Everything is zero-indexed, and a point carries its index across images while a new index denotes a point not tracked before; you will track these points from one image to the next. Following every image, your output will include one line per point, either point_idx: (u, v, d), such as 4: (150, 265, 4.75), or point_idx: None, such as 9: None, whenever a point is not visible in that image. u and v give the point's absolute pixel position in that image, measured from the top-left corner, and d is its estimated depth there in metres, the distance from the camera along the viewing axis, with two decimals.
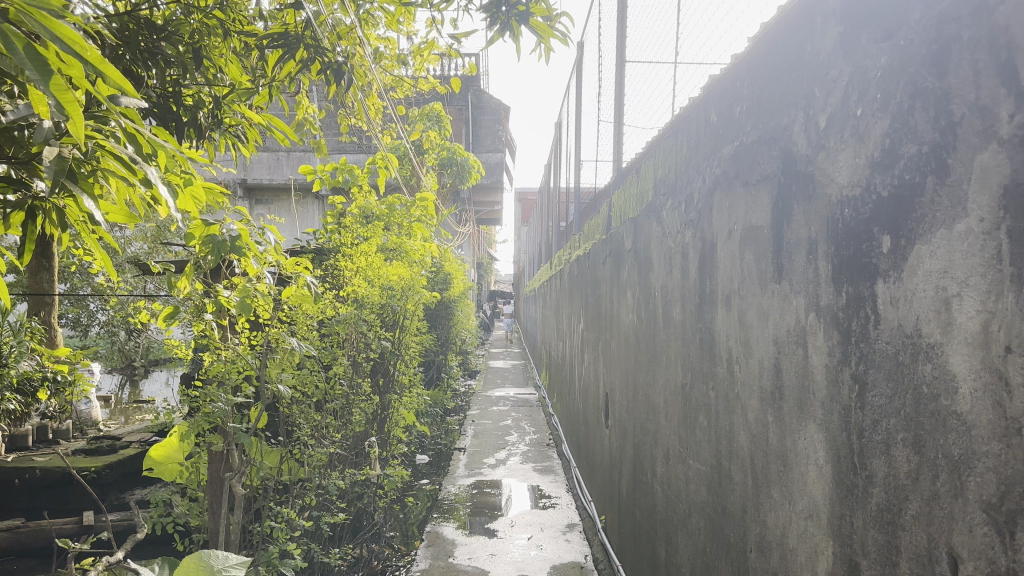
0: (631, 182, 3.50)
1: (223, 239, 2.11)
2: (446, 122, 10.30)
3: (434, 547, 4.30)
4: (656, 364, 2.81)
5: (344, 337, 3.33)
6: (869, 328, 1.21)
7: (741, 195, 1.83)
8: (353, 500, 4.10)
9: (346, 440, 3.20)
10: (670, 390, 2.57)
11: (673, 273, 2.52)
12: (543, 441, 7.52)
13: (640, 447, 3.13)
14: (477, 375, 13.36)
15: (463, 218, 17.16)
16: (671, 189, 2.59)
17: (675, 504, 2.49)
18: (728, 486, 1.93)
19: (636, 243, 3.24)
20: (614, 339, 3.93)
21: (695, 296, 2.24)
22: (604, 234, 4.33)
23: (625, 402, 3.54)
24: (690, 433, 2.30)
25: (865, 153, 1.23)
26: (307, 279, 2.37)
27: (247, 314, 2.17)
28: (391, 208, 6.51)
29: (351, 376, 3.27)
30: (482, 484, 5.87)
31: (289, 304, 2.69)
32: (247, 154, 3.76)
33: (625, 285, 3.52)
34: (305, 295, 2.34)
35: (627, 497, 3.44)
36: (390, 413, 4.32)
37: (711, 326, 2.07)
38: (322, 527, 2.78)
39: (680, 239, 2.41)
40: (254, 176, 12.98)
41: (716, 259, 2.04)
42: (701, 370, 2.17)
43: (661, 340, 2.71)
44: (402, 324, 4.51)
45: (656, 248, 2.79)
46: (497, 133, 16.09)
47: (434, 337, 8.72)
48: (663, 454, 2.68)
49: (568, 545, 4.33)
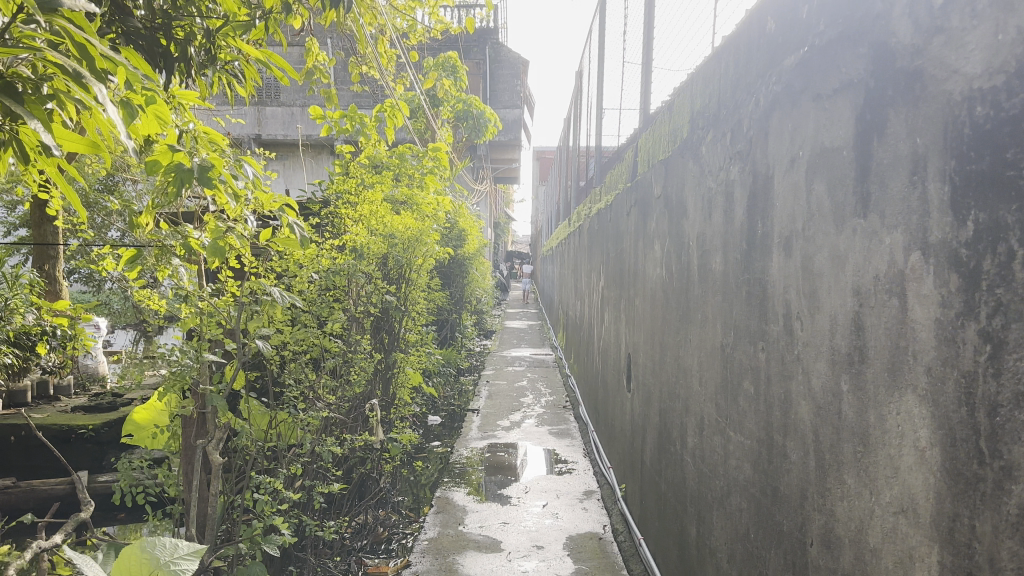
0: (661, 122, 3.13)
1: (188, 168, 1.76)
2: (462, 73, 9.84)
3: (443, 514, 4.04)
4: (688, 323, 2.48)
5: (343, 291, 3.03)
6: (1012, 268, 0.89)
7: (811, 112, 1.49)
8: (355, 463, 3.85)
9: (345, 401, 2.93)
10: (706, 351, 2.25)
11: (713, 217, 2.18)
12: (560, 403, 7.25)
13: (667, 413, 2.83)
14: (494, 335, 13.12)
15: (480, 176, 16.71)
16: (712, 121, 2.24)
17: (709, 479, 2.20)
18: (781, 465, 1.63)
19: (666, 188, 2.89)
20: (638, 296, 3.60)
21: (741, 242, 1.91)
22: (629, 182, 3.96)
23: (649, 363, 3.22)
24: (731, 400, 1.99)
25: (1014, 26, 0.89)
26: (293, 222, 2.02)
27: (222, 260, 1.83)
28: (401, 158, 6.20)
29: (349, 332, 2.98)
30: (495, 447, 5.62)
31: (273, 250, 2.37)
32: (245, 95, 3.39)
33: (653, 235, 3.17)
34: (290, 241, 1.99)
35: (651, 465, 3.15)
36: (396, 373, 4.03)
37: (763, 276, 1.74)
38: (315, 497, 2.51)
39: (724, 180, 2.07)
40: (268, 131, 12.63)
41: (771, 196, 1.70)
42: (748, 328, 1.85)
43: (697, 294, 2.37)
44: (409, 278, 4.20)
45: (692, 191, 2.45)
46: (515, 88, 15.54)
47: (447, 296, 8.43)
48: (695, 421, 2.38)
49: (585, 514, 4.06)
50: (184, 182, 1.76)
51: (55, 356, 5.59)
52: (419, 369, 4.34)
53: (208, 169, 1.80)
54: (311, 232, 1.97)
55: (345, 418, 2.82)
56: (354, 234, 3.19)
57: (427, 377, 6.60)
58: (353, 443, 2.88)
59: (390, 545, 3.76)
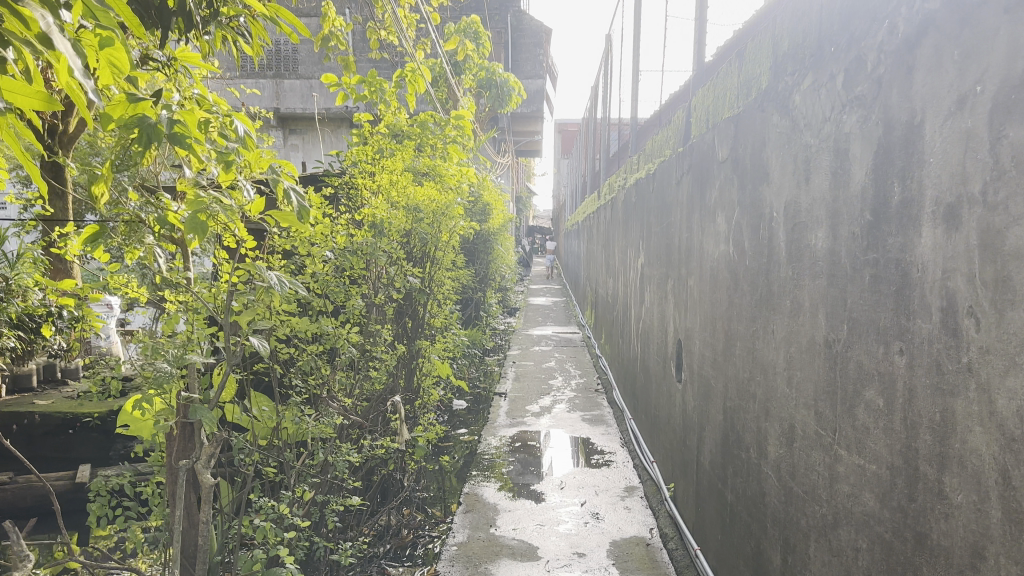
0: (726, 74, 2.70)
1: (154, 122, 1.39)
2: (486, 39, 9.33)
3: (474, 515, 3.70)
4: (772, 310, 2.07)
5: (364, 272, 2.66)
6: None
7: (996, 30, 1.08)
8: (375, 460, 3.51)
9: (359, 401, 2.55)
10: (799, 346, 1.86)
11: (813, 181, 1.78)
12: (592, 386, 6.87)
13: (736, 414, 2.44)
14: (517, 313, 12.75)
15: (502, 148, 16.22)
16: (811, 62, 1.82)
17: (803, 503, 1.82)
18: (934, 506, 1.24)
19: (737, 151, 2.47)
20: (692, 276, 3.20)
21: (864, 212, 1.50)
22: (679, 147, 3.53)
23: (709, 353, 2.83)
24: (841, 411, 1.60)
25: None
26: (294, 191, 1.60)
27: (204, 237, 1.46)
28: (423, 126, 5.78)
29: (368, 320, 2.59)
30: (525, 435, 5.25)
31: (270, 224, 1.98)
32: (253, 55, 2.99)
33: (715, 206, 2.76)
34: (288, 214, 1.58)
35: (712, 471, 2.77)
36: (420, 362, 3.66)
37: (905, 257, 1.33)
38: (328, 515, 2.15)
39: (832, 132, 1.67)
40: (286, 105, 12.27)
41: (917, 149, 1.30)
42: (876, 323, 1.45)
43: (785, 277, 1.96)
44: (434, 258, 3.79)
45: (776, 150, 2.04)
46: (538, 57, 14.93)
47: (471, 273, 8.04)
48: (782, 428, 1.99)
49: (628, 514, 3.69)
50: (151, 140, 1.39)
51: (62, 338, 5.31)
52: (445, 355, 3.98)
53: (178, 123, 1.42)
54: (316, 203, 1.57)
55: (363, 420, 2.46)
56: (371, 206, 2.82)
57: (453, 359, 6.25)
58: (374, 449, 2.52)
59: (415, 551, 3.42)
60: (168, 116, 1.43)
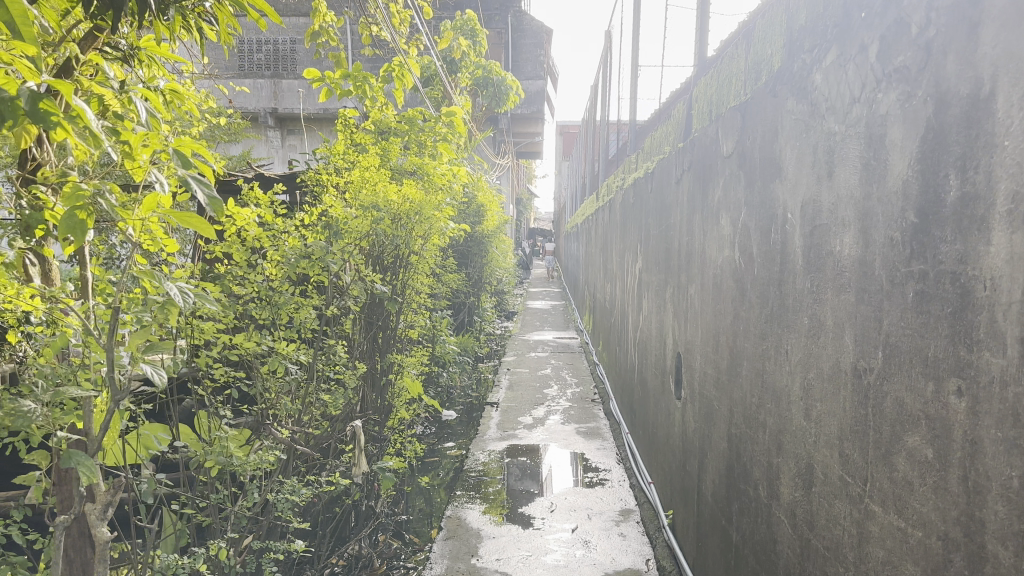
0: (733, 57, 2.39)
1: (8, 96, 1.08)
2: (484, 37, 8.98)
3: (455, 543, 3.39)
4: (786, 327, 1.77)
5: (320, 281, 2.37)
6: None
7: None
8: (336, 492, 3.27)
9: (308, 428, 2.25)
10: (817, 373, 1.56)
11: (837, 175, 1.48)
12: (588, 396, 6.56)
13: (743, 443, 2.14)
14: (515, 317, 12.45)
15: (501, 149, 15.87)
16: (835, 33, 1.52)
17: (822, 561, 1.52)
18: None
19: (743, 143, 2.17)
20: (692, 285, 2.90)
21: (907, 211, 1.20)
22: (680, 142, 3.23)
23: (711, 371, 2.53)
24: (874, 457, 1.30)
25: None
26: (188, 181, 1.24)
27: (80, 241, 1.15)
28: (412, 123, 5.42)
29: (322, 333, 2.29)
30: (515, 450, 4.93)
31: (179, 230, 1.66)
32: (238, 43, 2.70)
33: (719, 207, 2.46)
34: (181, 219, 1.24)
35: (714, 503, 2.47)
36: (393, 379, 3.32)
37: (969, 271, 1.03)
38: (264, 566, 1.85)
39: (862, 115, 1.37)
40: (285, 105, 11.83)
41: (982, 131, 1.00)
42: (923, 351, 1.15)
43: (803, 289, 1.67)
44: (413, 265, 3.46)
45: (791, 140, 1.74)
46: (539, 58, 14.57)
47: (464, 277, 7.73)
48: (798, 468, 1.69)
49: (622, 542, 3.39)
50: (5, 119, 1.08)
51: None
52: (422, 368, 3.66)
53: (44, 99, 1.12)
54: (221, 202, 1.25)
55: (314, 451, 2.16)
56: (328, 205, 2.55)
57: (441, 368, 5.93)
58: (328, 482, 2.22)
59: None
60: (33, 90, 1.12)
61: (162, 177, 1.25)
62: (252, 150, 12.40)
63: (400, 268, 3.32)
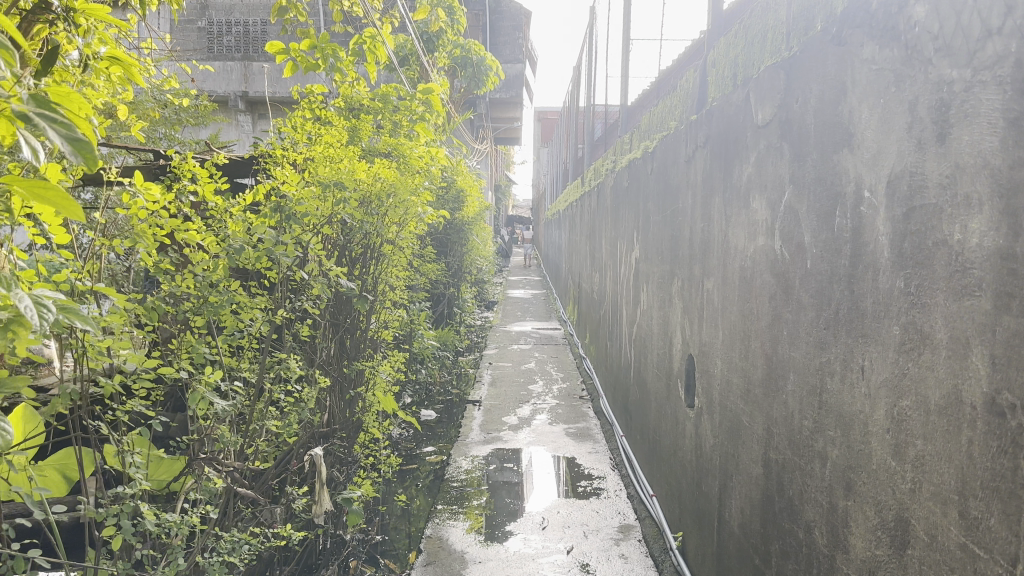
0: (768, 6, 2.00)
1: None
2: (463, 15, 8.45)
3: (436, 569, 3.00)
4: (862, 336, 1.38)
5: (270, 275, 2.00)
6: None
7: None
8: (303, 524, 2.94)
9: (255, 463, 1.84)
10: (921, 402, 1.19)
11: (956, 137, 1.10)
12: (575, 393, 6.17)
13: (787, 471, 1.75)
14: (495, 307, 12.02)
15: (479, 135, 15.38)
16: None
17: None
18: None
19: (788, 108, 1.77)
20: (709, 278, 2.52)
21: None
22: (690, 115, 2.82)
23: (738, 382, 2.15)
24: None
25: None
26: (26, 117, 0.88)
27: None
28: (385, 100, 4.84)
29: (268, 347, 1.87)
30: (500, 456, 4.53)
31: (46, 220, 1.25)
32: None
33: (750, 186, 2.07)
34: (27, 182, 0.87)
35: (742, 537, 2.10)
36: (364, 389, 2.92)
37: None
38: None
39: (1006, 50, 0.99)
40: (255, 89, 11.18)
41: None
42: None
43: (891, 289, 1.28)
44: (387, 259, 3.03)
45: (870, 97, 1.36)
46: (518, 41, 14.02)
47: (443, 267, 7.28)
48: (880, 519, 1.32)
49: (624, 566, 3.01)
50: None
51: None
52: (397, 372, 3.24)
53: None
54: (85, 141, 0.88)
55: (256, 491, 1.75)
56: (279, 185, 2.15)
57: (418, 364, 5.49)
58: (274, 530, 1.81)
59: None
60: None
61: (31, 144, 0.92)
62: (219, 135, 11.75)
63: (370, 258, 2.92)
